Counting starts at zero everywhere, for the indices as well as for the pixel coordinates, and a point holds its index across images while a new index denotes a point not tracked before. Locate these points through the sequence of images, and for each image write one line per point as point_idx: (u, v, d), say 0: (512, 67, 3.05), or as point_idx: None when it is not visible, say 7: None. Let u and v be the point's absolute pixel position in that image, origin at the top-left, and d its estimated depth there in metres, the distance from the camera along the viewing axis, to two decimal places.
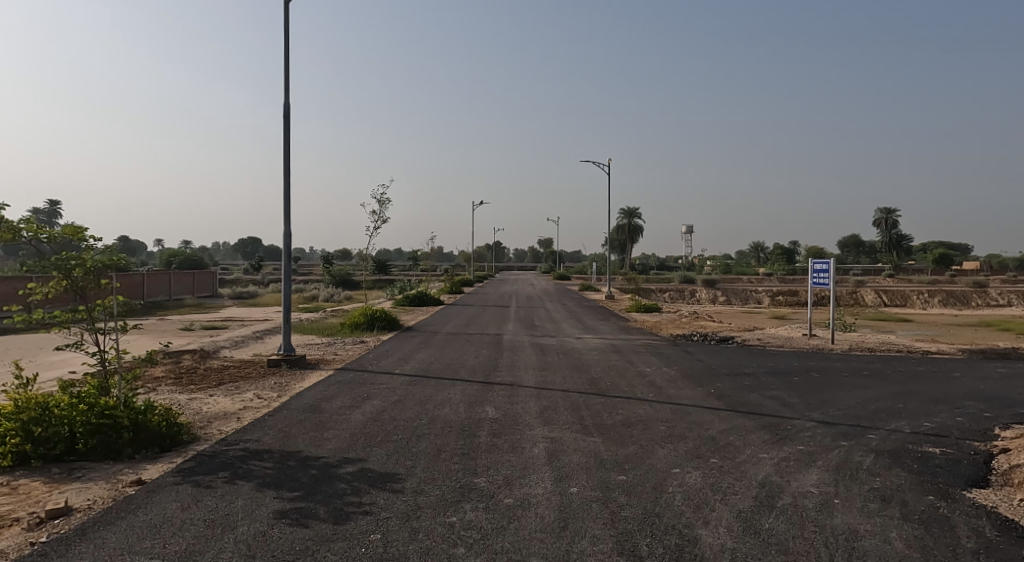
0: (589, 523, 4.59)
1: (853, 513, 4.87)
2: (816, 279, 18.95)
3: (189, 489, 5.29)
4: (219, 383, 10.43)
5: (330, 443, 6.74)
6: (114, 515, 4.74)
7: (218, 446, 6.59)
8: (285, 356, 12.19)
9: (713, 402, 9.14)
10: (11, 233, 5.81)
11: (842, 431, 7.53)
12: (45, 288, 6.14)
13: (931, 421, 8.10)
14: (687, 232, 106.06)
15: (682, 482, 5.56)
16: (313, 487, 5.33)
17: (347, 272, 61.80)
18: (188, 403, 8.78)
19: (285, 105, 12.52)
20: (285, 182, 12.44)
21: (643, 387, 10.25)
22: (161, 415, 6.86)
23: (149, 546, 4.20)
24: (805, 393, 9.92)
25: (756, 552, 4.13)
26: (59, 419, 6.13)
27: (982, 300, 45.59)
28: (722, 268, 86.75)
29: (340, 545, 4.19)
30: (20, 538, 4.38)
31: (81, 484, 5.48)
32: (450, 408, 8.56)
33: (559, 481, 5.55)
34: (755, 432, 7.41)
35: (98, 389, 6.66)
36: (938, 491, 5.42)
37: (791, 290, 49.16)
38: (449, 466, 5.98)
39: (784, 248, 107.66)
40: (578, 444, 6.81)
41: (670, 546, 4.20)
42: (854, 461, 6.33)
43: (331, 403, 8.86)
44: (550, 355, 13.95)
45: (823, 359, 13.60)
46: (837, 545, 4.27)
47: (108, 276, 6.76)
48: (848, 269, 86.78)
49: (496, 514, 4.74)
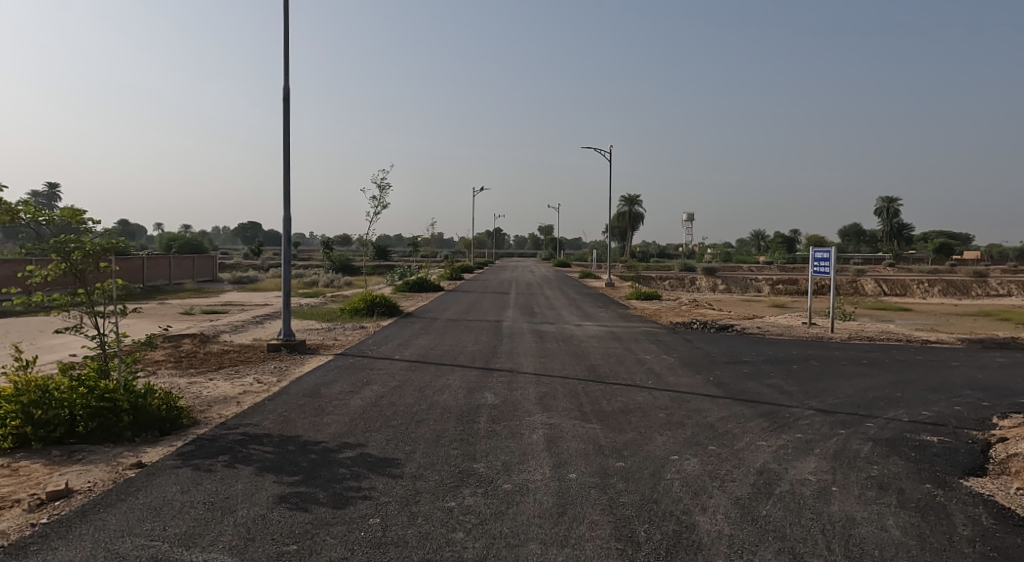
0: (587, 509, 4.62)
1: (850, 501, 4.89)
2: (816, 268, 18.89)
3: (189, 472, 5.30)
4: (218, 368, 10.46)
5: (330, 428, 6.77)
6: (114, 498, 4.75)
7: (218, 430, 6.63)
8: (285, 341, 12.17)
9: (711, 389, 9.17)
10: (10, 216, 5.77)
11: (840, 420, 7.53)
12: (44, 271, 6.10)
13: (929, 410, 8.12)
14: (688, 220, 105.83)
15: (680, 469, 5.57)
16: (312, 472, 5.34)
17: (348, 257, 62.07)
18: (188, 387, 8.80)
19: (284, 89, 12.44)
20: (284, 168, 12.37)
21: (642, 374, 10.29)
22: (161, 399, 6.85)
23: (149, 529, 4.22)
24: (804, 381, 9.93)
25: (753, 539, 4.15)
26: (59, 402, 6.13)
27: (983, 290, 45.37)
28: (722, 256, 86.59)
29: (339, 528, 4.21)
30: (20, 519, 4.40)
31: (81, 466, 5.50)
32: (450, 394, 8.58)
33: (558, 467, 5.58)
34: (753, 420, 7.44)
35: (98, 372, 6.67)
36: (936, 480, 5.43)
37: (791, 280, 48.90)
38: (447, 451, 6.00)
39: (785, 237, 107.08)
40: (577, 431, 6.80)
41: (668, 533, 4.22)
42: (852, 449, 6.34)
43: (332, 387, 8.91)
44: (550, 341, 14.06)
45: (823, 348, 13.61)
46: (835, 532, 4.28)
47: (108, 259, 6.72)
48: (848, 259, 86.70)
49: (495, 500, 4.77)
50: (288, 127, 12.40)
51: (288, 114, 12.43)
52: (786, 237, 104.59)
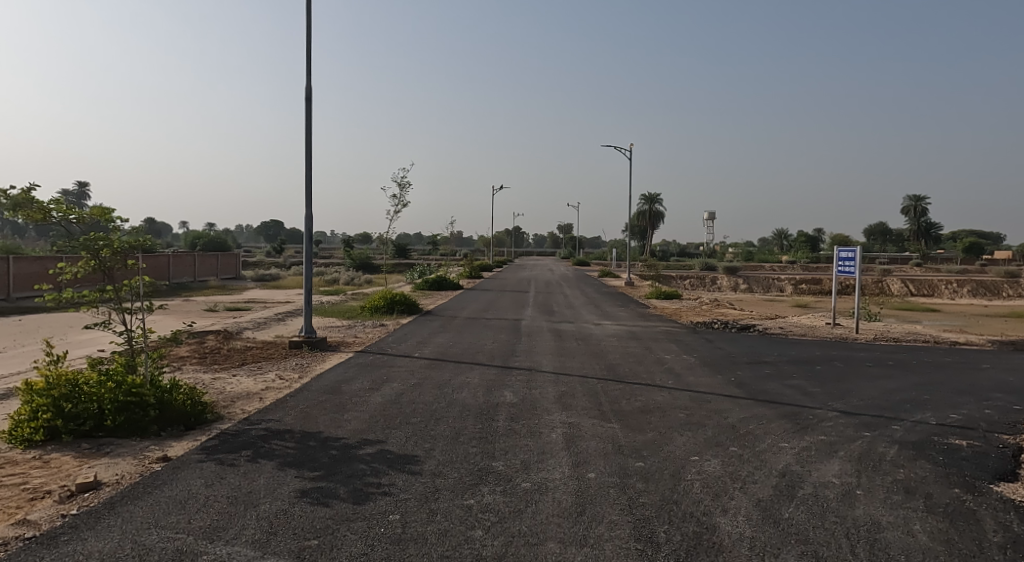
0: (606, 508, 4.60)
1: (875, 504, 4.81)
2: (840, 267, 18.61)
3: (212, 467, 5.38)
4: (241, 364, 10.63)
5: (350, 425, 6.82)
6: (141, 490, 4.85)
7: (241, 425, 6.72)
8: (306, 338, 12.32)
9: (732, 390, 9.09)
10: (42, 214, 5.91)
11: (865, 422, 7.41)
12: (75, 268, 6.23)
13: (958, 413, 7.96)
14: (709, 218, 104.91)
15: (701, 470, 5.53)
16: (332, 467, 5.39)
17: (368, 255, 62.52)
18: (212, 383, 8.95)
19: (306, 89, 12.56)
20: (306, 167, 12.50)
21: (662, 373, 10.22)
22: (186, 394, 6.97)
23: (175, 521, 4.29)
24: (827, 382, 9.79)
25: (775, 542, 4.10)
26: (89, 396, 6.27)
27: (1015, 290, 44.25)
28: (743, 256, 85.57)
29: (359, 524, 4.24)
30: (51, 510, 4.51)
31: (109, 459, 5.61)
32: (469, 391, 8.63)
33: (577, 466, 5.57)
34: (776, 421, 7.35)
35: (125, 367, 6.80)
36: (965, 484, 5.32)
37: (815, 279, 48.23)
38: (467, 449, 6.02)
39: (808, 235, 105.47)
40: (596, 430, 6.78)
41: (688, 534, 4.19)
42: (877, 452, 6.23)
43: (352, 384, 8.99)
44: (569, 340, 14.04)
45: (847, 348, 13.43)
46: (859, 536, 4.22)
47: (135, 257, 6.82)
48: (874, 258, 85.23)
49: (514, 498, 4.77)
50: (310, 128, 12.52)
51: (309, 114, 12.55)
52: (809, 237, 103.14)
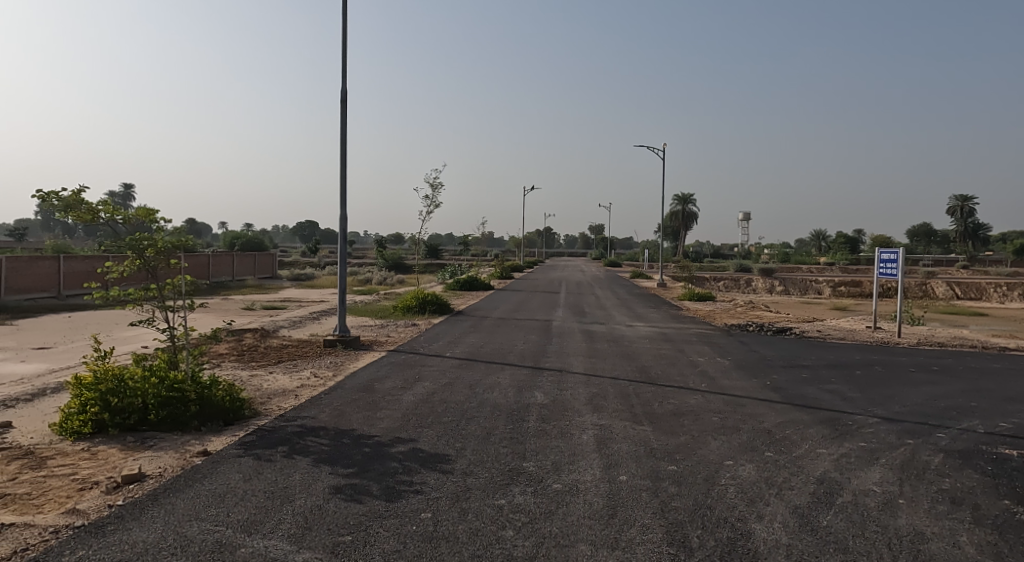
0: (638, 512, 4.56)
1: (919, 514, 4.66)
2: (882, 269, 18.09)
3: (250, 462, 5.51)
4: (278, 361, 10.86)
5: (383, 423, 6.90)
6: (182, 483, 4.98)
7: (277, 421, 6.86)
8: (340, 336, 12.51)
9: (768, 394, 8.92)
10: (91, 215, 6.13)
11: (908, 429, 7.19)
12: (121, 267, 6.43)
13: (1007, 421, 7.66)
14: (744, 219, 103.42)
15: (735, 475, 5.44)
16: (366, 465, 5.46)
17: (400, 255, 63.14)
18: (250, 379, 9.16)
19: (342, 91, 12.76)
20: (342, 168, 12.70)
21: (695, 376, 10.09)
22: (225, 390, 7.15)
23: (214, 514, 4.40)
24: (867, 388, 9.54)
25: (813, 550, 4.01)
26: (134, 390, 6.45)
27: None
28: (780, 256, 84.09)
29: (392, 522, 4.29)
30: (99, 500, 4.67)
31: (152, 452, 5.79)
32: (500, 391, 8.65)
33: (608, 469, 5.52)
34: (813, 426, 7.18)
35: (167, 363, 6.98)
36: (1015, 496, 5.12)
37: (855, 281, 47.03)
38: (497, 449, 6.03)
39: (848, 236, 103.23)
40: (628, 433, 6.73)
41: (722, 540, 4.12)
42: (920, 460, 6.04)
43: (385, 383, 9.10)
44: (601, 341, 13.98)
45: (889, 353, 13.05)
46: (901, 546, 4.10)
47: (177, 256, 7.00)
48: (917, 260, 83.00)
49: (545, 499, 4.76)
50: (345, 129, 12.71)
51: (344, 116, 12.75)
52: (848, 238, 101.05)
